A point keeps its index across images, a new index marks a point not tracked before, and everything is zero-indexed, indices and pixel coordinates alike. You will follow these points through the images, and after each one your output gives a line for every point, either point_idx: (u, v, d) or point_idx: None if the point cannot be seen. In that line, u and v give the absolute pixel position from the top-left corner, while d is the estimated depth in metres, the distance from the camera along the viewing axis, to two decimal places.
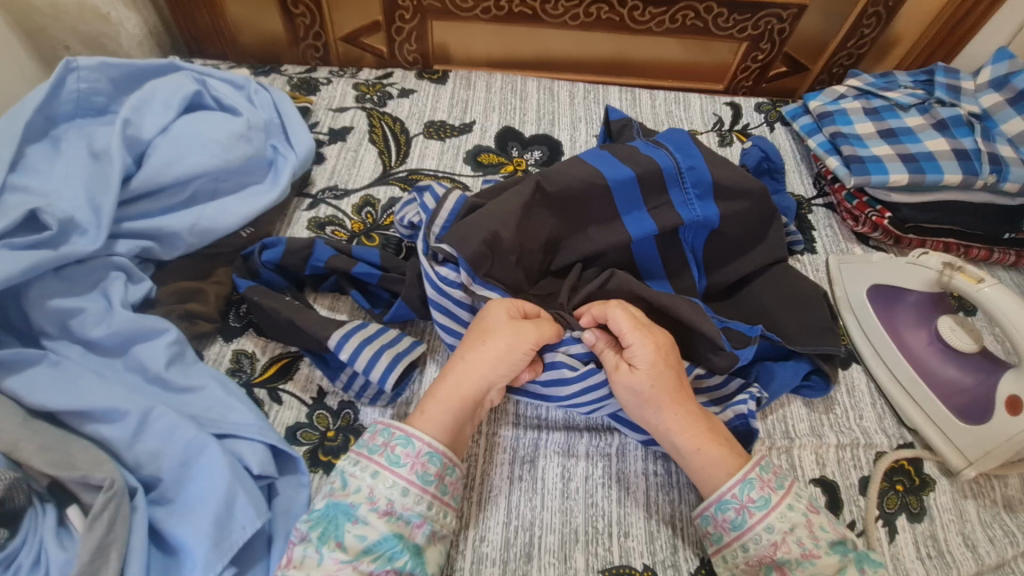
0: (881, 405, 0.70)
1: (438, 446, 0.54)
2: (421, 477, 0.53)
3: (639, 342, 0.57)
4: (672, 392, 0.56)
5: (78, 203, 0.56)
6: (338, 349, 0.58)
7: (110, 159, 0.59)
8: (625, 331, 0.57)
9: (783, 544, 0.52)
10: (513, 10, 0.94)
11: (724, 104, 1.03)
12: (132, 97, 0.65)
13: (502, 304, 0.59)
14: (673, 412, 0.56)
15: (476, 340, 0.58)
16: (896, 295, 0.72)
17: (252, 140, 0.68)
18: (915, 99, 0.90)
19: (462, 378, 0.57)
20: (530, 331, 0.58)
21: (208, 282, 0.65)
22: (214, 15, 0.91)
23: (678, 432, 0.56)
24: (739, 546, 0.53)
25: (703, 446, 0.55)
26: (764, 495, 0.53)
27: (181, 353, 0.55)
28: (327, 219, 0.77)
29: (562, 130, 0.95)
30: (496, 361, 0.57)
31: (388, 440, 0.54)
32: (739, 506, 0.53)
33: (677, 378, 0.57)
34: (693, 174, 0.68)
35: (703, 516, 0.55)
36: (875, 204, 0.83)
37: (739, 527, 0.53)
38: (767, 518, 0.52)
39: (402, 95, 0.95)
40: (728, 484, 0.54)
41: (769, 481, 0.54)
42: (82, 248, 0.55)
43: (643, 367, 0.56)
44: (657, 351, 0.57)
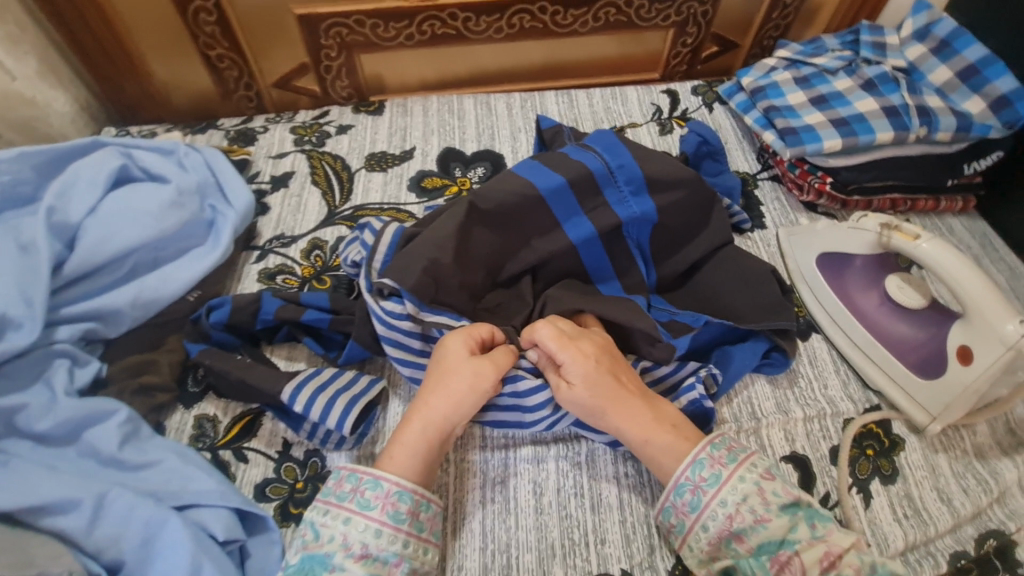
0: (844, 370, 0.71)
1: (407, 484, 0.55)
2: (393, 516, 0.53)
3: (570, 360, 0.59)
4: (613, 396, 0.58)
5: (10, 298, 0.56)
6: (293, 402, 0.58)
7: (38, 249, 0.59)
8: (555, 351, 0.59)
9: (737, 515, 0.54)
10: (438, 32, 0.94)
11: (661, 92, 1.03)
12: (56, 182, 0.65)
13: (456, 337, 0.61)
14: (618, 414, 0.58)
15: (435, 381, 0.60)
16: (844, 260, 0.72)
17: (185, 205, 0.68)
18: (842, 62, 0.90)
19: (426, 419, 0.58)
20: (485, 365, 0.59)
21: (160, 352, 0.65)
22: (142, 80, 0.92)
23: (630, 428, 0.58)
24: (700, 527, 0.55)
25: (653, 435, 0.58)
26: (715, 472, 0.56)
27: (135, 431, 0.55)
28: (277, 268, 0.78)
29: (504, 143, 0.95)
30: (456, 401, 0.58)
31: (356, 485, 0.55)
32: (693, 487, 0.56)
33: (616, 381, 0.59)
34: (625, 172, 0.68)
35: (665, 507, 0.57)
36: (816, 171, 0.83)
37: (697, 508, 0.55)
38: (720, 493, 0.55)
39: (340, 131, 0.95)
40: (680, 468, 0.56)
41: (720, 457, 0.57)
42: (17, 343, 0.55)
43: (579, 382, 0.58)
44: (587, 362, 0.59)
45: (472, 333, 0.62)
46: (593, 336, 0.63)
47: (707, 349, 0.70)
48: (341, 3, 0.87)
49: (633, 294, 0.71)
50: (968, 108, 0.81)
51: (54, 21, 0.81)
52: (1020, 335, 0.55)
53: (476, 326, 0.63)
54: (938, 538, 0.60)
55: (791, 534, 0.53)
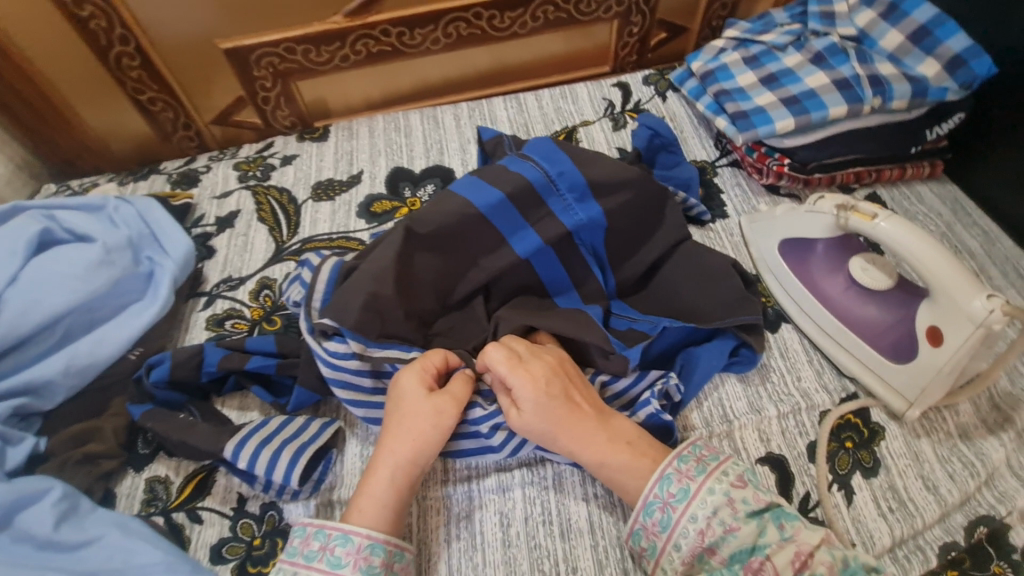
0: (817, 359, 0.68)
1: (379, 535, 0.52)
2: (367, 571, 0.50)
3: (520, 384, 0.57)
4: (563, 420, 0.56)
5: None
6: (235, 459, 0.57)
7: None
8: (505, 375, 0.57)
9: (708, 529, 0.52)
10: (373, 50, 0.91)
11: (612, 85, 1.00)
12: None
13: (409, 373, 0.58)
14: (569, 434, 0.56)
15: (395, 422, 0.57)
16: (807, 245, 0.69)
17: (114, 262, 0.66)
18: (790, 37, 0.87)
19: (393, 464, 0.55)
20: (444, 400, 0.57)
21: (104, 417, 0.63)
22: (74, 132, 0.90)
23: (585, 450, 0.56)
24: (673, 546, 0.52)
25: (608, 457, 0.56)
26: (683, 487, 0.53)
27: (73, 507, 0.54)
28: (225, 312, 0.75)
29: (453, 156, 0.92)
30: (420, 441, 0.56)
31: (326, 542, 0.52)
32: (662, 504, 0.53)
33: (568, 403, 0.57)
34: (566, 179, 0.65)
35: (635, 529, 0.55)
36: (774, 153, 0.80)
37: (668, 527, 0.53)
38: (689, 509, 0.53)
39: (284, 162, 0.92)
40: (648, 485, 0.54)
41: (687, 470, 0.54)
42: None
43: (528, 408, 0.56)
44: (535, 387, 0.56)
45: (426, 363, 0.59)
46: (546, 355, 0.60)
47: (670, 354, 0.68)
48: (267, 32, 0.85)
49: (591, 304, 0.67)
50: (923, 72, 0.78)
51: None
52: (987, 312, 0.52)
53: (428, 354, 0.60)
54: (927, 530, 0.57)
55: (761, 539, 0.50)
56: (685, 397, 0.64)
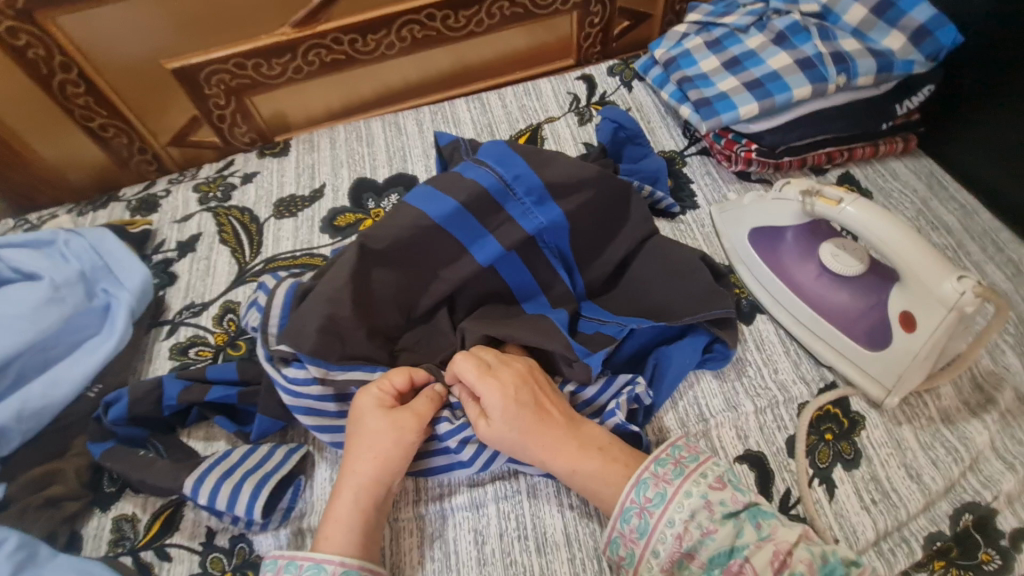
0: (794, 350, 0.66)
1: (352, 561, 0.50)
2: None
3: (488, 392, 0.55)
4: (533, 428, 0.54)
5: None
6: (195, 494, 0.56)
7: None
8: (473, 382, 0.55)
9: (686, 533, 0.50)
10: (327, 60, 0.89)
11: (576, 79, 0.98)
12: None
13: (368, 392, 0.57)
14: (537, 443, 0.54)
15: (355, 442, 0.55)
16: (776, 234, 0.68)
17: (65, 299, 0.65)
18: (752, 17, 0.85)
19: (355, 486, 0.54)
20: (404, 415, 0.56)
21: (65, 458, 0.62)
22: (27, 166, 0.88)
23: (553, 459, 0.54)
24: (651, 553, 0.50)
25: (578, 465, 0.54)
26: (660, 491, 0.51)
27: (32, 555, 0.52)
28: (189, 340, 0.73)
29: (416, 162, 0.90)
30: (382, 460, 0.54)
31: (298, 574, 0.50)
32: (640, 510, 0.51)
33: (537, 411, 0.55)
34: (522, 182, 0.63)
35: (613, 537, 0.52)
36: (741, 139, 0.78)
37: (645, 533, 0.51)
38: (666, 513, 0.50)
39: (245, 180, 0.90)
40: (625, 491, 0.52)
41: (665, 475, 0.52)
42: None
43: (498, 418, 0.54)
44: (504, 395, 0.54)
45: (385, 383, 0.57)
46: (516, 362, 0.59)
47: (642, 354, 0.66)
48: (214, 49, 0.83)
49: (558, 308, 0.65)
50: (888, 46, 0.76)
51: None
52: (959, 294, 0.51)
53: (392, 374, 0.58)
54: (912, 520, 0.55)
55: (739, 540, 0.49)
56: (656, 401, 0.62)
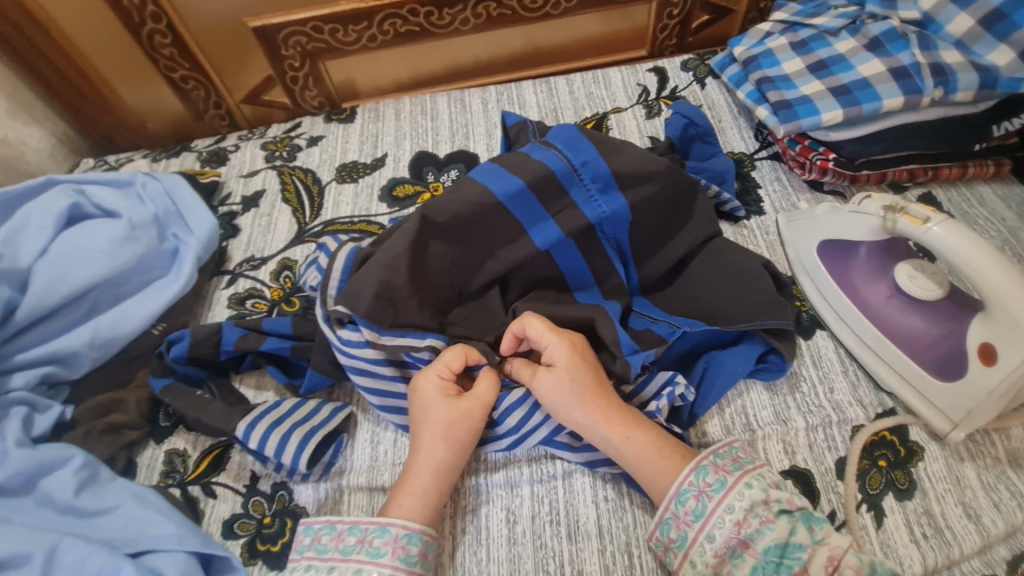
0: (853, 371, 0.64)
1: (415, 526, 0.52)
2: (406, 560, 0.50)
3: (555, 344, 0.57)
4: (589, 384, 0.56)
5: None
6: (246, 439, 0.58)
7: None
8: (542, 333, 0.57)
9: (745, 522, 0.49)
10: (402, 30, 0.90)
11: (648, 71, 0.95)
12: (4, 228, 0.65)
13: (431, 381, 0.57)
14: (593, 403, 0.55)
15: (423, 430, 0.56)
16: (848, 248, 0.65)
17: (139, 239, 0.68)
18: (845, 19, 0.81)
19: (431, 469, 0.55)
20: (471, 404, 0.56)
21: (127, 388, 0.65)
22: (111, 110, 0.93)
23: (604, 424, 0.55)
24: (706, 537, 0.50)
25: (631, 432, 0.55)
26: (720, 478, 0.51)
27: (94, 475, 0.56)
28: (246, 292, 0.75)
29: (478, 141, 0.90)
30: (455, 445, 0.55)
31: (363, 536, 0.51)
32: (698, 493, 0.51)
33: (597, 373, 0.57)
34: (589, 169, 0.62)
35: (665, 519, 0.52)
36: (818, 146, 0.76)
37: (702, 516, 0.50)
38: (726, 499, 0.50)
39: (311, 143, 0.92)
40: (684, 472, 0.52)
41: (724, 464, 0.52)
42: None
43: (561, 364, 0.56)
44: (571, 347, 0.57)
45: (443, 369, 0.57)
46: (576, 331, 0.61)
47: (692, 356, 0.64)
48: (295, 11, 0.84)
49: (611, 300, 0.64)
50: (993, 61, 0.71)
51: (16, 60, 0.82)
52: None
53: (448, 359, 0.57)
54: (964, 560, 0.53)
55: (793, 538, 0.48)
56: (699, 404, 0.61)
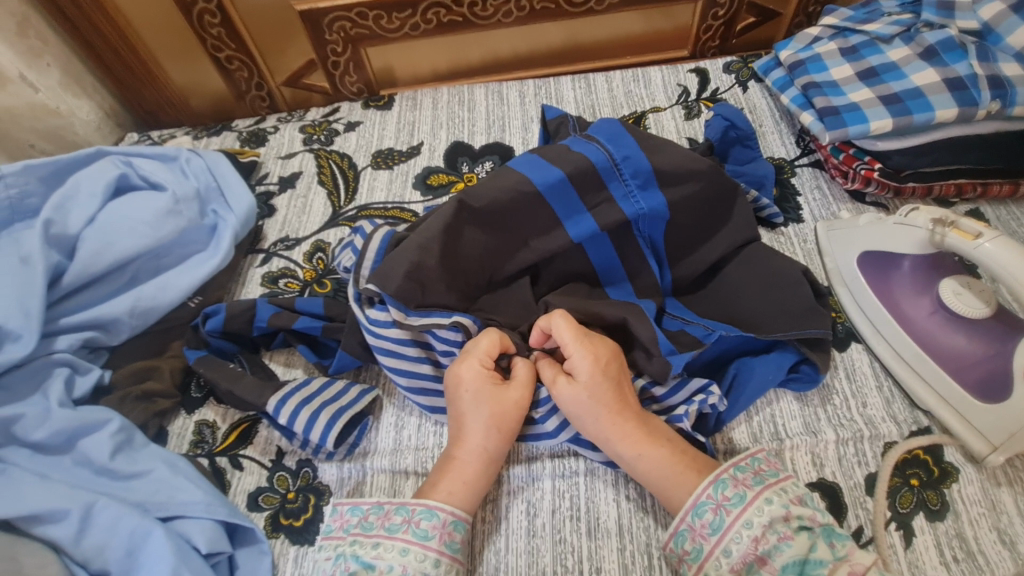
0: (887, 386, 0.62)
1: (461, 514, 0.53)
2: (450, 546, 0.51)
3: (580, 355, 0.56)
4: (607, 404, 0.55)
5: (9, 312, 0.59)
6: (276, 414, 0.59)
7: (34, 261, 0.61)
8: (569, 342, 0.56)
9: (763, 538, 0.48)
10: (446, 20, 0.91)
11: (689, 71, 0.94)
12: (54, 195, 0.67)
13: (475, 370, 0.56)
14: (611, 422, 0.54)
15: (473, 422, 0.56)
16: (891, 261, 0.63)
17: (182, 213, 0.70)
18: (898, 27, 0.79)
19: (482, 458, 0.55)
20: (520, 393, 0.57)
21: (162, 357, 0.66)
22: (159, 88, 0.95)
23: (618, 442, 0.54)
24: (722, 552, 0.49)
25: (643, 449, 0.54)
26: (739, 492, 0.50)
27: (129, 439, 0.57)
28: (280, 271, 0.76)
29: (514, 134, 0.89)
30: (506, 433, 0.56)
31: (410, 516, 0.52)
32: (715, 506, 0.50)
33: (618, 390, 0.56)
34: (630, 164, 0.61)
35: (680, 530, 0.51)
36: (863, 156, 0.74)
37: (718, 530, 0.50)
38: (745, 514, 0.49)
39: (348, 128, 0.93)
40: (701, 485, 0.51)
41: (744, 479, 0.51)
42: (14, 354, 0.57)
43: (583, 379, 0.55)
44: (595, 363, 0.56)
45: (485, 358, 0.57)
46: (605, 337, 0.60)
47: (723, 361, 0.64)
48: None
49: (643, 298, 0.63)
50: None
51: (72, 33, 0.85)
52: None
53: (488, 347, 0.57)
54: None
55: (814, 555, 0.47)
56: (729, 410, 0.60)
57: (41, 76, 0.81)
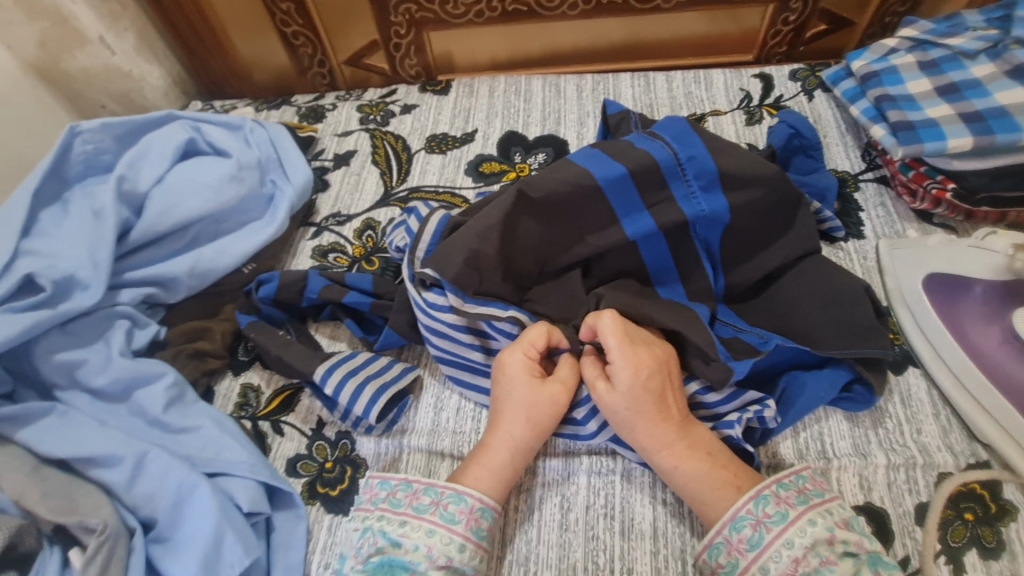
0: (945, 415, 0.60)
1: (489, 501, 0.52)
2: (477, 533, 0.51)
3: (622, 363, 0.54)
4: (646, 414, 0.53)
5: (79, 262, 0.62)
6: (323, 383, 0.60)
7: (106, 216, 0.64)
8: (611, 348, 0.54)
9: (804, 560, 0.47)
10: (509, 9, 0.92)
11: (752, 76, 0.92)
12: (128, 154, 0.70)
13: (516, 357, 0.56)
14: (648, 432, 0.54)
15: (507, 410, 0.56)
16: (961, 285, 0.63)
17: (244, 179, 0.71)
18: (984, 42, 0.75)
19: (512, 446, 0.55)
20: (555, 388, 0.56)
21: (214, 319, 0.68)
22: (227, 59, 0.99)
23: (656, 452, 0.54)
24: (759, 569, 0.48)
25: (680, 462, 0.53)
26: (781, 510, 0.49)
27: (181, 395, 0.59)
28: (330, 245, 0.77)
29: (569, 127, 0.89)
30: (537, 427, 0.55)
31: (438, 498, 0.52)
32: (755, 522, 0.49)
33: (659, 403, 0.54)
34: (695, 165, 0.60)
35: (715, 542, 0.50)
36: (935, 174, 0.71)
37: (757, 547, 0.48)
38: (786, 533, 0.48)
39: (404, 111, 0.93)
40: (741, 500, 0.50)
41: (787, 496, 0.50)
42: (81, 303, 0.60)
43: (621, 390, 0.54)
44: (635, 374, 0.53)
45: (529, 347, 0.57)
46: (658, 344, 0.56)
47: (773, 374, 0.61)
48: None
49: (695, 302, 0.62)
50: None
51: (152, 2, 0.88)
52: None
53: (533, 337, 0.57)
54: None
55: None
56: (780, 425, 0.58)
57: (119, 40, 0.85)
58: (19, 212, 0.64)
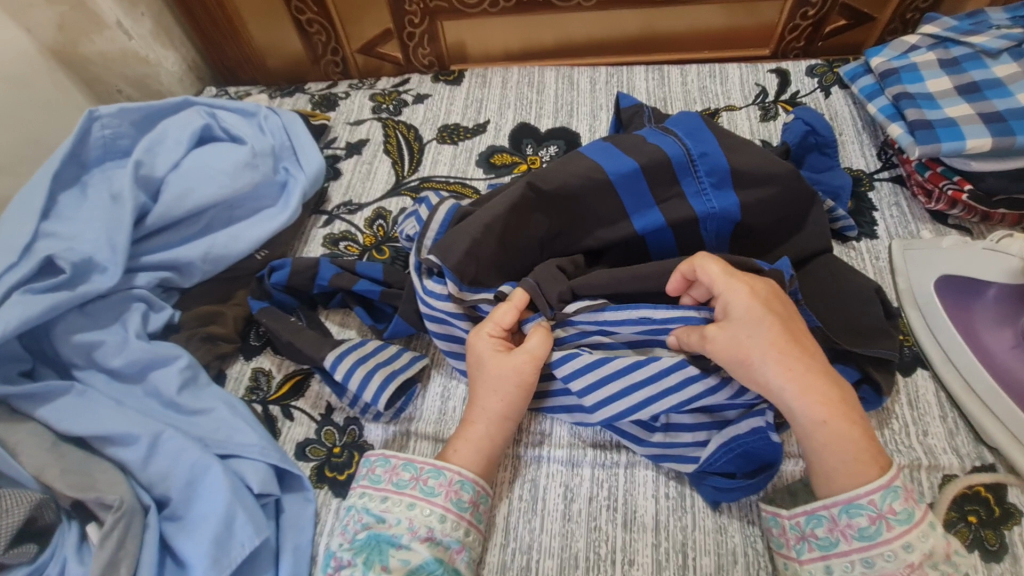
0: (952, 418, 0.59)
1: (469, 474, 0.53)
2: (457, 504, 0.52)
3: (733, 291, 0.51)
4: (780, 342, 0.49)
5: (98, 245, 0.63)
6: (333, 369, 0.61)
7: (123, 200, 0.65)
8: (716, 277, 0.52)
9: (918, 567, 0.46)
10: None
11: (769, 71, 0.91)
12: (145, 139, 0.71)
13: (481, 338, 0.56)
14: (788, 369, 0.49)
15: (478, 387, 0.56)
16: (974, 288, 0.62)
17: (258, 166, 0.72)
18: (1007, 41, 0.74)
19: (487, 418, 0.55)
20: (522, 359, 0.55)
21: (227, 304, 0.69)
22: (240, 45, 1.00)
23: (796, 394, 0.48)
24: (861, 558, 0.47)
25: (831, 417, 0.48)
26: (907, 509, 0.47)
27: (194, 377, 0.61)
28: (341, 234, 0.78)
29: (582, 120, 0.88)
30: (510, 399, 0.55)
31: (418, 474, 0.53)
32: (876, 516, 0.47)
33: (789, 332, 0.50)
34: (707, 161, 0.60)
35: (817, 513, 0.49)
36: (952, 175, 0.70)
37: (869, 539, 0.47)
38: (907, 535, 0.46)
39: (417, 101, 0.93)
40: (870, 486, 0.47)
41: (912, 494, 0.48)
42: (98, 286, 0.61)
43: (740, 316, 0.50)
44: (752, 294, 0.51)
45: (493, 326, 0.56)
46: (764, 275, 0.54)
47: None
48: None
49: None
50: None
51: None
52: None
53: (497, 316, 0.56)
54: None
55: None
56: None
57: (136, 25, 0.86)
58: (39, 194, 0.65)
